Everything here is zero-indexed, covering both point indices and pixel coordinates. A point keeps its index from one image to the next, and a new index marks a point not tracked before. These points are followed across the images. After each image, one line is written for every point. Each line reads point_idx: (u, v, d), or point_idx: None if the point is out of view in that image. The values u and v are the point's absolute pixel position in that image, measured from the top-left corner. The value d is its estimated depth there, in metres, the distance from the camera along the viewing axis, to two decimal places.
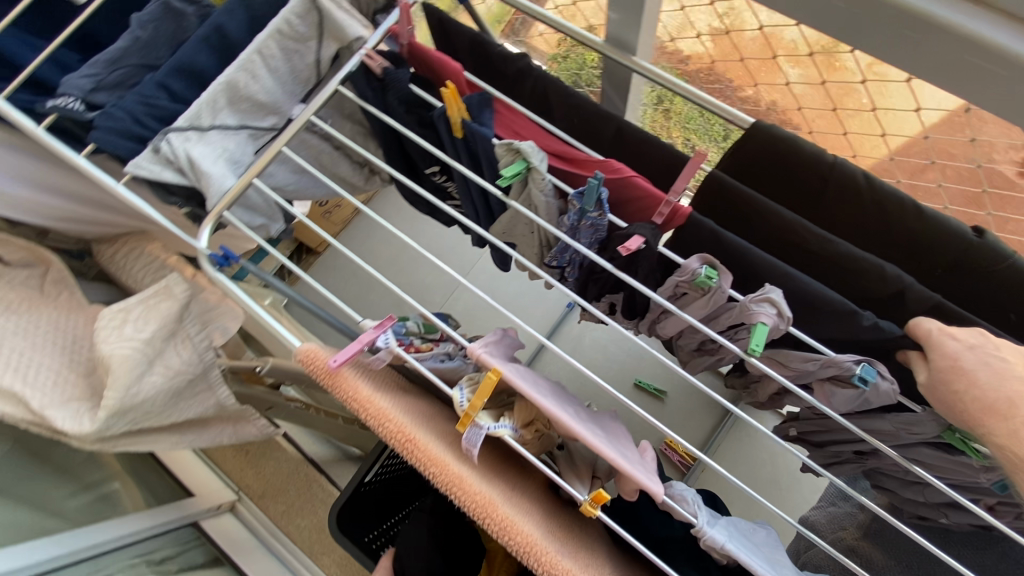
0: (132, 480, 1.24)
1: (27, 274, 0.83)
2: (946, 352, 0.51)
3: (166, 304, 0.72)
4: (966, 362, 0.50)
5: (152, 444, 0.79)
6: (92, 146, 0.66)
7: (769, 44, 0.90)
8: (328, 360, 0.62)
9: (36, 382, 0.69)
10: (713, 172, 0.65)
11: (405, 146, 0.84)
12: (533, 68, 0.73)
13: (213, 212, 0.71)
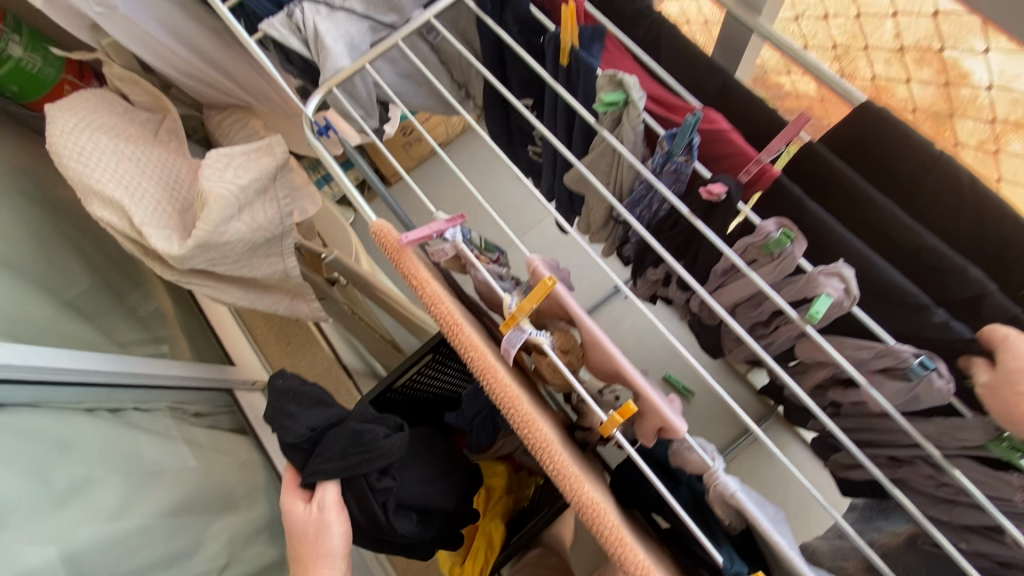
0: (185, 338, 1.36)
1: (148, 118, 0.92)
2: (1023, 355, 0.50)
3: (265, 160, 0.77)
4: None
5: (219, 292, 0.86)
6: (236, 0, 0.74)
7: None
8: (399, 237, 0.65)
9: (139, 202, 0.76)
10: (810, 144, 0.65)
11: (507, 65, 0.88)
12: (652, 12, 0.74)
13: (325, 85, 0.75)
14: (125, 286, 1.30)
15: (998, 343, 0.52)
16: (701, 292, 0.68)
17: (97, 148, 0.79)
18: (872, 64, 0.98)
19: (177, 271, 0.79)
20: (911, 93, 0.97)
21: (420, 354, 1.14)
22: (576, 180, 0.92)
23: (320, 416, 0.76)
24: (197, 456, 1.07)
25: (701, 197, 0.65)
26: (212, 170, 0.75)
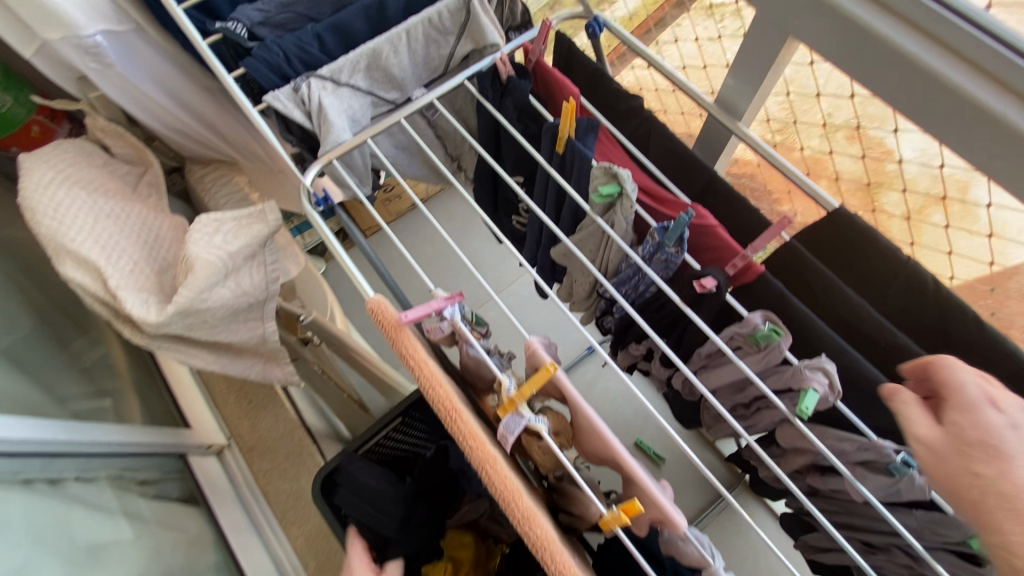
0: (135, 396, 1.26)
1: (127, 171, 0.89)
2: (984, 425, 0.46)
3: (256, 226, 0.75)
4: (995, 436, 0.46)
5: (190, 357, 0.81)
6: (241, 70, 0.71)
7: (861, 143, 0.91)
8: (398, 315, 0.64)
9: (116, 263, 0.73)
10: (789, 241, 0.70)
11: (502, 142, 0.91)
12: (643, 110, 0.79)
13: (325, 157, 0.75)
14: (72, 337, 1.20)
15: (952, 389, 0.49)
16: (684, 370, 0.70)
17: (74, 205, 0.76)
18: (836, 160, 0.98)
19: (148, 336, 0.74)
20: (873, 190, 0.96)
21: (391, 417, 1.11)
22: (564, 255, 0.95)
23: (398, 510, 0.99)
24: (139, 535, 0.97)
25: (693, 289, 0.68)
26: (201, 235, 0.73)
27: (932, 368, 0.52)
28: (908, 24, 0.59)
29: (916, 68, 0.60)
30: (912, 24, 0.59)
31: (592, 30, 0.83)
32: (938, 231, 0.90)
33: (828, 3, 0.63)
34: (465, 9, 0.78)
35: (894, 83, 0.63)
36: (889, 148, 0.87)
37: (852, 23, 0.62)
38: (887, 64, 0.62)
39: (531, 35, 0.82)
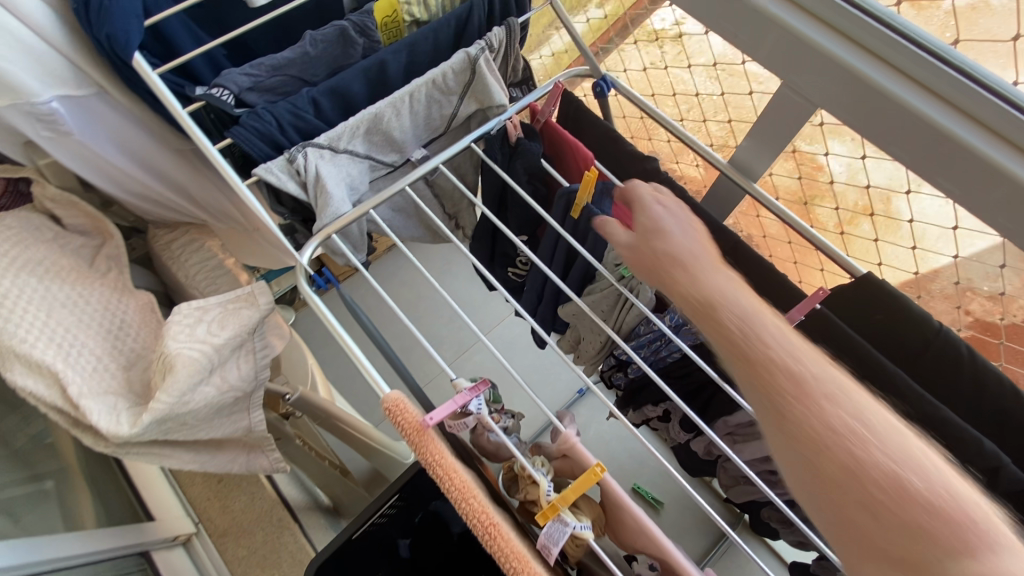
0: (86, 484, 1.11)
1: (82, 244, 0.77)
2: (652, 215, 0.62)
3: (246, 311, 0.68)
4: (658, 217, 0.62)
5: (164, 459, 0.70)
6: (227, 140, 0.63)
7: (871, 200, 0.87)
8: (421, 416, 0.59)
9: (78, 366, 0.63)
10: (822, 308, 0.66)
11: (507, 200, 0.86)
12: (660, 172, 0.76)
13: (323, 231, 0.70)
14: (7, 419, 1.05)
15: (635, 203, 0.65)
16: (709, 433, 0.63)
17: (23, 295, 0.65)
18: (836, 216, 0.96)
19: (115, 444, 0.63)
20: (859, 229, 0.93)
21: (385, 496, 1.05)
22: (573, 313, 0.88)
23: None
24: None
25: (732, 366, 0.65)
26: (182, 327, 0.64)
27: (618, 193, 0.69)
28: (928, 91, 0.58)
29: (940, 135, 0.58)
30: (927, 89, 0.58)
31: (600, 89, 0.84)
32: (944, 261, 0.85)
33: (850, 68, 0.61)
34: (471, 69, 0.73)
35: (909, 146, 0.62)
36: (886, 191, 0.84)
37: (871, 86, 0.61)
38: (906, 129, 0.61)
39: (538, 93, 0.79)
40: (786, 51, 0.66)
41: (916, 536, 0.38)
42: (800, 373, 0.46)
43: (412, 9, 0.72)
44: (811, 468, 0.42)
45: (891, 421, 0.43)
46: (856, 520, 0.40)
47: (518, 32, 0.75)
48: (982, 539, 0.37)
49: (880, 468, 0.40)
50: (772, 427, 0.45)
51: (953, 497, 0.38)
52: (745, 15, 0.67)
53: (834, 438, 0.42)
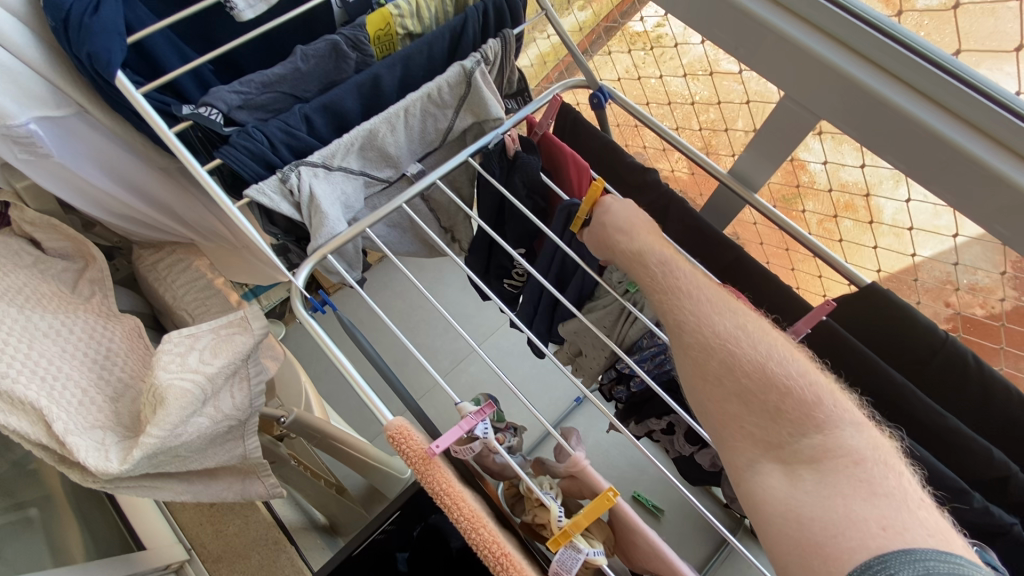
0: (73, 513, 1.07)
1: (64, 269, 0.74)
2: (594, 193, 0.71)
3: (239, 337, 0.65)
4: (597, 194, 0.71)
5: (155, 492, 0.67)
6: (216, 160, 0.61)
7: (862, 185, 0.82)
8: (427, 445, 0.57)
9: (62, 400, 0.60)
10: (826, 319, 0.66)
11: (506, 213, 0.84)
12: (660, 182, 0.75)
13: (318, 251, 0.67)
14: None
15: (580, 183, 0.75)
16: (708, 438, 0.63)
17: (3, 326, 0.62)
18: (818, 214, 0.93)
19: (103, 480, 0.60)
20: (842, 227, 0.91)
21: (388, 511, 1.03)
22: (574, 330, 0.86)
23: None
24: None
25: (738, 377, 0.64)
26: (172, 356, 0.62)
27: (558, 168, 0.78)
28: (922, 96, 0.58)
29: (940, 146, 0.57)
30: (921, 93, 0.58)
31: (598, 100, 0.83)
32: (948, 244, 0.78)
33: (846, 75, 0.60)
34: (467, 83, 0.71)
35: (904, 153, 0.61)
36: (862, 186, 0.82)
37: (866, 91, 0.60)
38: (905, 136, 0.60)
39: (536, 106, 0.78)
40: (781, 57, 0.65)
41: (776, 418, 0.48)
42: (699, 298, 0.57)
43: (405, 23, 0.69)
44: (702, 373, 0.53)
45: (764, 331, 0.53)
46: (733, 411, 0.50)
47: (513, 43, 0.74)
48: (826, 418, 0.46)
49: (750, 365, 0.50)
50: (674, 339, 0.56)
51: (806, 387, 0.48)
52: (739, 22, 0.67)
53: (717, 345, 0.53)
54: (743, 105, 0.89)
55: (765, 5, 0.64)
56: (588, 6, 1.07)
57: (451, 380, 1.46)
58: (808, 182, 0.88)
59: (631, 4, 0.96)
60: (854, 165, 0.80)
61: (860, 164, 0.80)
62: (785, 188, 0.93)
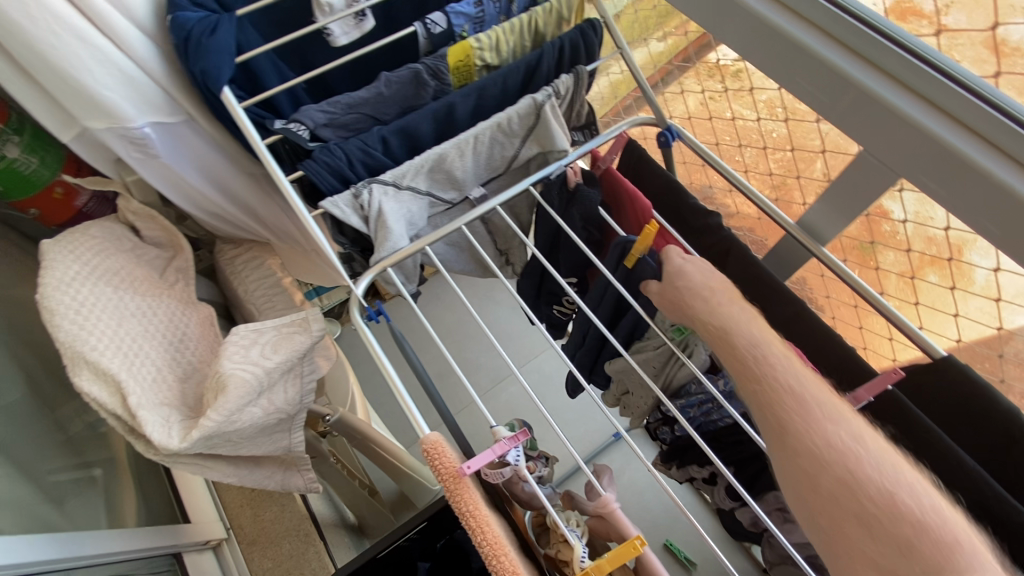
0: (131, 478, 1.15)
1: (157, 256, 0.82)
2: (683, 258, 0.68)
3: (299, 337, 0.69)
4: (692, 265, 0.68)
5: (206, 471, 0.71)
6: (299, 173, 0.66)
7: (943, 244, 0.76)
8: (459, 464, 0.58)
9: (139, 375, 0.66)
10: (890, 387, 0.61)
11: (559, 243, 0.84)
12: (722, 227, 0.73)
13: (379, 264, 0.72)
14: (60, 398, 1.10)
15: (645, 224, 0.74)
16: (753, 505, 0.58)
17: (98, 303, 0.70)
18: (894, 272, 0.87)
19: (162, 455, 0.65)
20: (926, 284, 0.83)
21: (414, 522, 1.02)
22: (619, 368, 0.83)
23: None
24: None
25: None
26: (237, 347, 0.66)
27: (623, 206, 0.77)
28: (1017, 166, 0.53)
29: None
30: (1015, 159, 0.54)
31: (665, 138, 0.83)
32: None
33: (931, 135, 0.57)
34: (536, 114, 0.74)
35: (991, 220, 0.56)
36: (948, 245, 0.76)
37: (951, 152, 0.56)
38: (994, 204, 0.55)
39: (602, 141, 0.79)
40: (859, 113, 0.63)
41: (906, 554, 0.43)
42: (806, 399, 0.52)
43: (484, 55, 0.72)
44: (813, 485, 0.48)
45: (886, 450, 0.48)
46: (852, 536, 0.45)
47: (586, 79, 0.75)
48: (967, 565, 0.41)
49: (874, 489, 0.46)
50: (776, 442, 0.52)
51: (942, 525, 0.43)
52: (819, 74, 0.65)
53: (834, 460, 0.48)
54: (816, 155, 0.87)
55: (850, 59, 0.62)
56: (669, 36, 1.04)
57: (490, 398, 1.48)
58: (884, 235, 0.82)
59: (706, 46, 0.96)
60: (940, 227, 0.75)
61: (946, 225, 0.74)
62: (855, 242, 0.88)
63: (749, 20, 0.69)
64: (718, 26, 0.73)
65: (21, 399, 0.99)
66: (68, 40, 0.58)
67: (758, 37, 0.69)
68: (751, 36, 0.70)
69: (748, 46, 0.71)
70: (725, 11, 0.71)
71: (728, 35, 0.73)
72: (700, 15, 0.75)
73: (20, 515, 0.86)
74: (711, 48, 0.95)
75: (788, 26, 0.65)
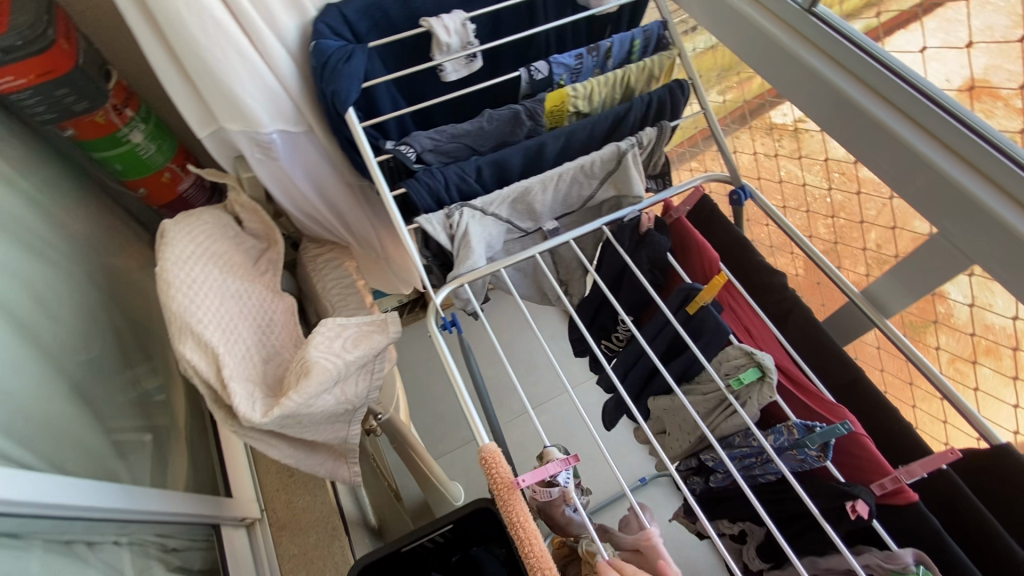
0: (185, 445, 1.23)
1: (254, 246, 0.91)
2: None
3: (377, 336, 0.75)
4: None
5: (271, 448, 0.77)
6: (401, 190, 0.74)
7: (1010, 334, 0.75)
8: (512, 474, 0.61)
9: (233, 351, 0.73)
10: (945, 467, 0.61)
11: (623, 277, 0.85)
12: (785, 287, 0.76)
13: (458, 280, 0.77)
14: (138, 359, 1.19)
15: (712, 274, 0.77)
16: (797, 564, 0.59)
17: (206, 282, 0.78)
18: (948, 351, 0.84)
19: (240, 427, 0.71)
20: (979, 374, 0.81)
21: (441, 521, 0.98)
22: (664, 406, 0.80)
23: None
24: None
25: (847, 513, 0.60)
26: (323, 338, 0.73)
27: (690, 253, 0.81)
28: None
29: None
30: None
31: (737, 196, 0.87)
32: None
33: (1007, 225, 0.59)
34: (618, 161, 0.79)
35: None
36: (1012, 335, 0.74)
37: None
38: None
39: (676, 191, 0.83)
40: (935, 195, 0.65)
41: None
42: None
43: (577, 103, 0.79)
44: None
45: None
46: None
47: (668, 133, 0.81)
48: None
49: None
50: None
51: None
52: (897, 153, 0.68)
53: None
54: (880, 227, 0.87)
55: (931, 144, 0.65)
56: (737, 88, 1.08)
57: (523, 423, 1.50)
58: (945, 316, 0.82)
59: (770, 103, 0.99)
60: (1005, 316, 0.74)
61: (1013, 315, 0.73)
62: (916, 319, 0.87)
63: (829, 92, 0.73)
64: (800, 96, 0.77)
65: (107, 357, 1.09)
66: (231, 55, 0.68)
67: (838, 112, 0.73)
68: (832, 108, 0.73)
69: (829, 118, 0.74)
70: (806, 82, 0.76)
71: (806, 104, 0.77)
72: (782, 84, 0.79)
73: (92, 461, 0.93)
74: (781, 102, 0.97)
75: (866, 103, 0.69)
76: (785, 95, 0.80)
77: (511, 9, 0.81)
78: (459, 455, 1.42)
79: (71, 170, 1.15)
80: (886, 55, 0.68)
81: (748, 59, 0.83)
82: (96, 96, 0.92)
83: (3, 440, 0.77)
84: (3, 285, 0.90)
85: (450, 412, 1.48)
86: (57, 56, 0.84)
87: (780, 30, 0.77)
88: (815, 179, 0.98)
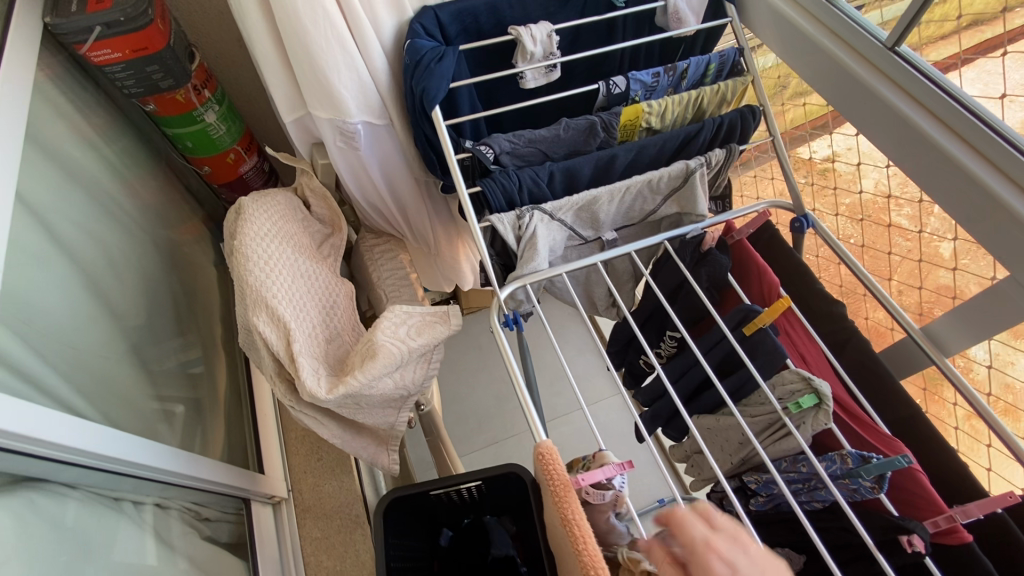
0: (222, 416, 1.25)
1: (319, 230, 0.94)
2: None
3: (439, 327, 0.77)
4: None
5: (322, 425, 0.79)
6: (476, 188, 0.77)
7: None
8: (567, 471, 0.63)
9: (301, 328, 0.76)
10: (1000, 510, 0.61)
11: (677, 293, 0.87)
12: (843, 317, 0.76)
13: (519, 278, 0.79)
14: (188, 329, 1.22)
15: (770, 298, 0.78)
16: None
17: (280, 259, 0.80)
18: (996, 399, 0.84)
19: (295, 401, 0.75)
20: None
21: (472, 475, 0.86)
22: (707, 426, 0.80)
23: None
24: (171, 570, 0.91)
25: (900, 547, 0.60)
26: (389, 324, 0.75)
27: (750, 276, 0.82)
28: None
29: None
30: None
31: (799, 224, 0.88)
32: None
33: None
34: (685, 179, 0.81)
35: None
36: None
37: None
38: None
39: (738, 213, 0.85)
40: (1007, 236, 0.66)
41: None
42: None
43: (650, 119, 0.81)
44: None
45: None
46: None
47: (737, 156, 0.82)
48: None
49: None
50: None
51: None
52: (972, 194, 0.68)
53: None
54: (907, 259, 0.89)
55: (1009, 187, 0.65)
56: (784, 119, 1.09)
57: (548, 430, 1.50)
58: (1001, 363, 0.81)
59: (806, 134, 1.03)
60: None
61: None
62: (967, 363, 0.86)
63: (905, 128, 0.74)
64: (875, 129, 0.78)
65: (162, 324, 1.13)
66: (332, 45, 0.71)
67: (912, 147, 0.74)
68: (906, 142, 0.75)
69: (902, 151, 0.76)
70: (882, 117, 0.77)
71: (880, 138, 0.78)
72: (855, 116, 0.81)
73: (143, 423, 0.96)
74: (818, 136, 1.00)
75: (943, 142, 0.70)
76: (858, 126, 0.82)
77: (592, 24, 0.84)
78: (481, 456, 1.43)
79: (143, 143, 1.20)
80: (968, 97, 0.69)
81: (824, 90, 0.85)
82: (182, 76, 0.96)
83: (69, 392, 0.81)
84: (82, 247, 0.94)
85: (475, 413, 1.50)
86: (151, 34, 0.87)
87: (860, 65, 0.78)
88: (843, 213, 1.01)
